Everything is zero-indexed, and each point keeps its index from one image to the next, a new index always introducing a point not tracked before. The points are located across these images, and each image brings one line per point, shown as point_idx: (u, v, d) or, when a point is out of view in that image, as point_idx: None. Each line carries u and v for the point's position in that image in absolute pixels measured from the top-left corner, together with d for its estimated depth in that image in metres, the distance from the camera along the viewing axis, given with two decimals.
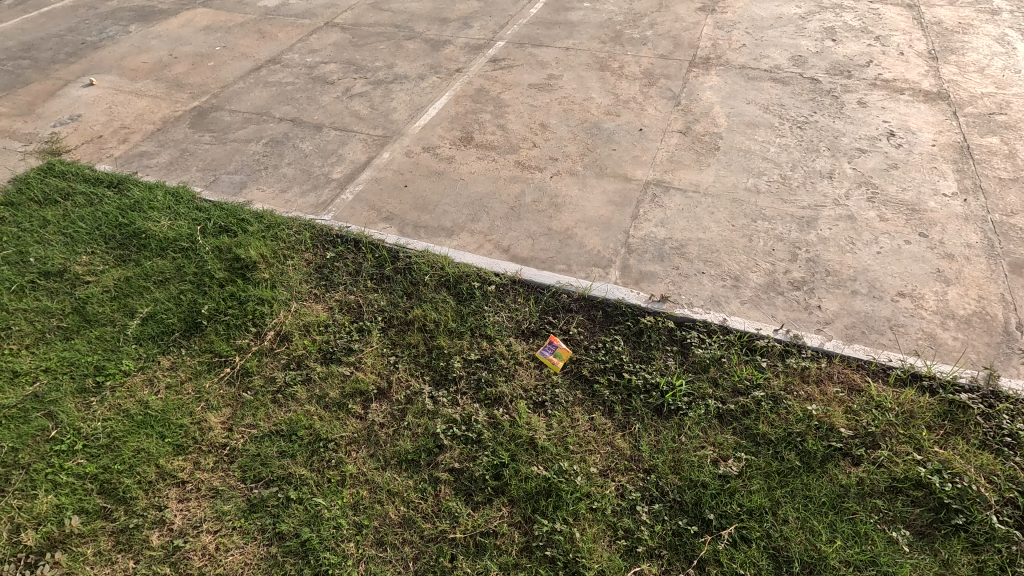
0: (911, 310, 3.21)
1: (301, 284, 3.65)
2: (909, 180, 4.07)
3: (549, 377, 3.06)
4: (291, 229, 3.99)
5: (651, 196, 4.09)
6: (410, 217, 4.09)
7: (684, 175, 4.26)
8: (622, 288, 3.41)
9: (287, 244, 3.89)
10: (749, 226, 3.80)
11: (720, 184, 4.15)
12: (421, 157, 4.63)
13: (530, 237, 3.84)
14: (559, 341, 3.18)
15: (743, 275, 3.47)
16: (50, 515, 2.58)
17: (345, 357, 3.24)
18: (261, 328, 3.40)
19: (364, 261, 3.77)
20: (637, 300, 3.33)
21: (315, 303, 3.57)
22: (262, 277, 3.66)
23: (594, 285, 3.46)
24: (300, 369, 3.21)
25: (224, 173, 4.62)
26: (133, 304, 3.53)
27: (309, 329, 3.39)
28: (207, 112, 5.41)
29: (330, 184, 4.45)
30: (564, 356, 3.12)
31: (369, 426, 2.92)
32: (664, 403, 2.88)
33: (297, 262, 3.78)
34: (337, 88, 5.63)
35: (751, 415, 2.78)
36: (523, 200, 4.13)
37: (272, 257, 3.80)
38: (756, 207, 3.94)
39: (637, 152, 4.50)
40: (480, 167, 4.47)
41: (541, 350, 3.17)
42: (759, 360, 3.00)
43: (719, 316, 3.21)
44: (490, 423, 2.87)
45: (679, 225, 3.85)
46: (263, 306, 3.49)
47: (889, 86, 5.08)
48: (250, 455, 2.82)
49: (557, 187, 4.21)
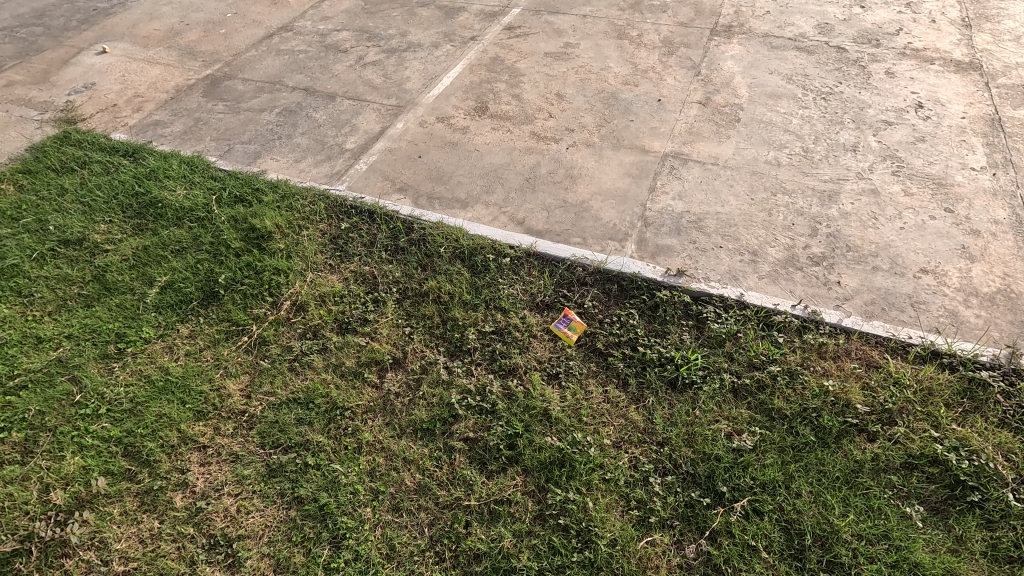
0: (933, 287, 3.15)
1: (316, 254, 3.66)
2: (936, 154, 3.96)
3: (563, 350, 3.08)
4: (306, 199, 3.99)
5: (669, 168, 4.01)
6: (424, 188, 4.06)
7: (704, 146, 4.16)
8: (637, 262, 3.39)
9: (302, 214, 3.90)
10: (769, 200, 3.72)
11: (740, 156, 4.06)
12: (436, 127, 4.58)
13: (544, 209, 3.80)
14: (573, 316, 3.19)
15: (761, 250, 3.42)
16: (77, 476, 2.66)
17: (361, 328, 3.25)
18: (277, 298, 3.42)
19: (378, 233, 3.77)
20: (653, 274, 3.32)
21: (330, 273, 3.58)
22: (278, 247, 3.67)
23: (610, 258, 3.45)
24: (316, 338, 3.23)
25: (237, 142, 4.61)
26: (152, 272, 3.57)
27: (324, 299, 3.41)
28: (219, 80, 5.36)
29: (344, 155, 4.41)
30: (579, 328, 3.14)
31: (385, 395, 2.95)
32: (679, 377, 2.89)
33: (312, 232, 3.79)
34: (349, 57, 5.54)
35: (767, 390, 2.77)
36: (538, 171, 4.09)
37: (287, 227, 3.81)
38: (776, 180, 3.86)
39: (655, 123, 4.40)
40: (495, 137, 4.42)
41: (554, 323, 3.19)
42: (776, 335, 2.98)
43: (736, 291, 3.19)
44: (504, 394, 2.90)
45: (697, 198, 3.78)
46: (279, 277, 3.51)
47: (919, 55, 4.90)
48: (268, 422, 2.87)
49: (573, 159, 4.15)
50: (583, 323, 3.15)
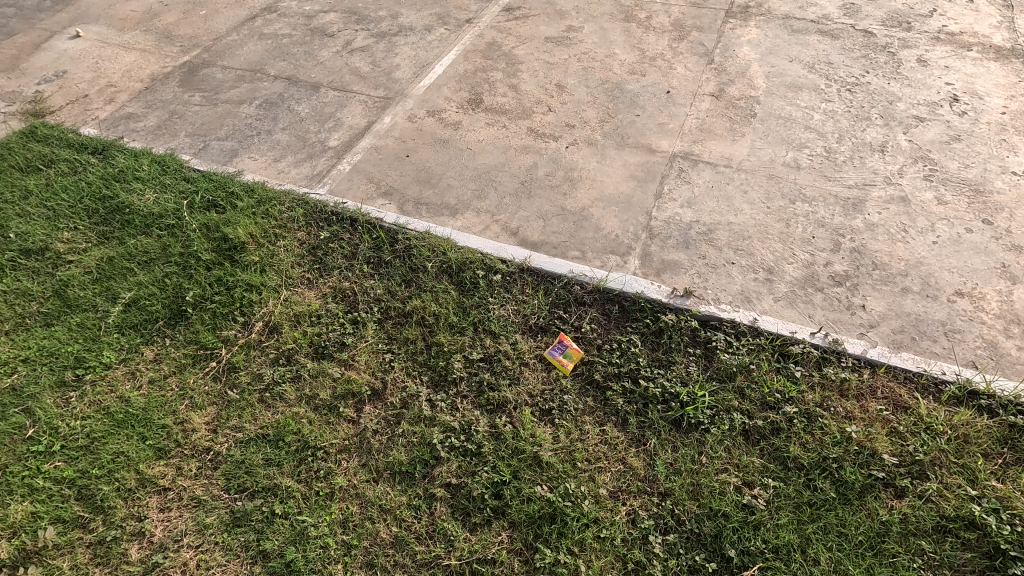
0: (969, 313, 2.84)
1: (292, 268, 3.38)
2: (973, 155, 3.59)
3: (557, 382, 2.82)
4: (283, 205, 3.70)
5: (677, 170, 3.67)
6: (411, 191, 3.74)
7: (716, 146, 3.81)
8: (641, 281, 3.09)
9: (278, 221, 3.61)
10: (787, 209, 3.38)
11: (755, 157, 3.71)
12: (426, 122, 4.23)
13: (540, 218, 3.49)
14: (569, 343, 2.93)
15: (778, 267, 3.10)
16: (25, 524, 2.45)
17: (338, 353, 2.99)
18: (249, 318, 3.16)
19: (360, 244, 3.48)
20: (658, 295, 3.02)
21: (307, 289, 3.31)
22: (251, 260, 3.39)
23: (611, 275, 3.15)
24: (289, 364, 2.98)
25: (213, 139, 4.29)
26: (116, 288, 3.31)
27: (300, 319, 3.15)
28: (197, 68, 5.01)
29: (326, 153, 4.09)
30: (575, 356, 2.89)
31: (361, 432, 2.70)
32: (684, 416, 2.62)
33: (289, 242, 3.50)
34: (336, 42, 5.17)
35: (782, 434, 2.50)
36: (535, 173, 3.76)
37: (262, 237, 3.52)
38: (796, 185, 3.51)
39: (663, 118, 4.04)
40: (489, 134, 4.07)
41: (548, 351, 2.93)
42: (793, 369, 2.70)
43: (748, 316, 2.90)
44: (491, 433, 2.65)
45: (708, 206, 3.45)
46: (252, 294, 3.24)
47: (955, 40, 4.47)
48: (234, 461, 2.64)
49: (573, 160, 3.81)
50: (579, 351, 2.90)
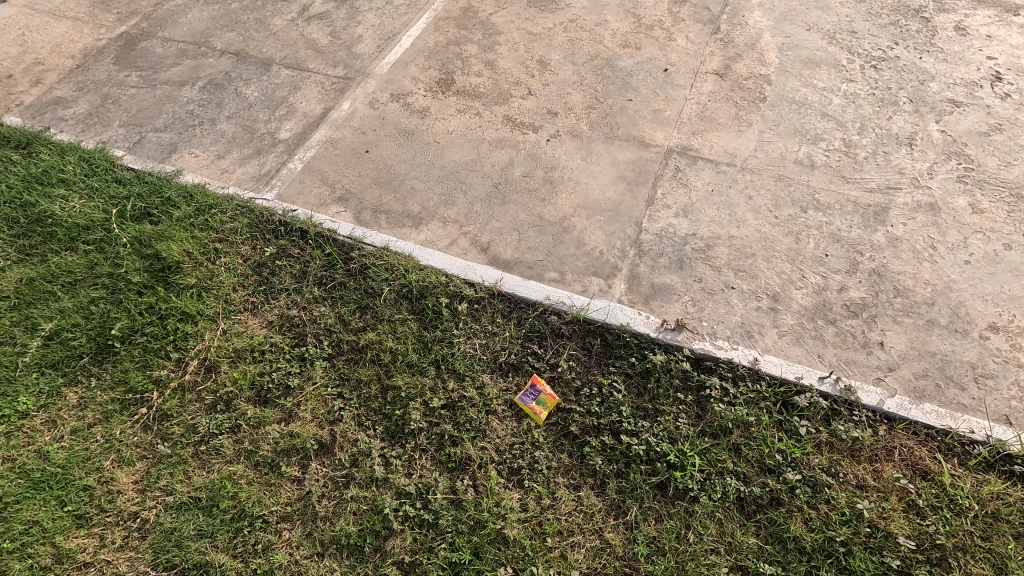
0: (1004, 352, 2.46)
1: (234, 291, 3.00)
2: (1016, 150, 3.10)
3: (528, 434, 2.48)
4: (225, 213, 3.26)
5: (673, 170, 3.20)
6: (370, 196, 3.29)
7: (718, 139, 3.32)
8: (627, 311, 2.70)
9: (219, 234, 3.19)
10: (797, 219, 2.94)
11: (763, 153, 3.23)
12: (389, 108, 3.72)
13: (515, 230, 3.06)
14: (542, 387, 2.57)
15: (784, 294, 2.70)
16: None
17: (282, 398, 2.65)
18: (183, 354, 2.80)
19: (311, 261, 3.07)
20: (645, 328, 2.64)
21: (251, 317, 2.94)
22: (187, 282, 3.00)
23: (592, 303, 2.75)
24: (228, 411, 2.65)
25: (150, 130, 3.79)
26: (35, 316, 2.93)
27: (241, 355, 2.79)
28: (135, 41, 4.43)
29: (276, 147, 3.61)
30: (549, 403, 2.53)
31: (306, 496, 2.40)
32: (670, 480, 2.30)
33: (231, 260, 3.10)
34: (291, 7, 4.55)
35: (782, 506, 2.18)
36: (510, 173, 3.29)
37: (201, 254, 3.11)
38: (808, 189, 3.05)
39: (659, 103, 3.52)
40: (460, 123, 3.57)
41: (519, 397, 2.57)
42: (797, 423, 2.35)
43: (748, 355, 2.53)
44: (451, 500, 2.34)
45: (707, 215, 3.00)
46: (187, 325, 2.87)
47: (999, 2, 3.87)
48: (163, 532, 2.35)
49: (554, 156, 3.34)
50: (555, 397, 2.54)
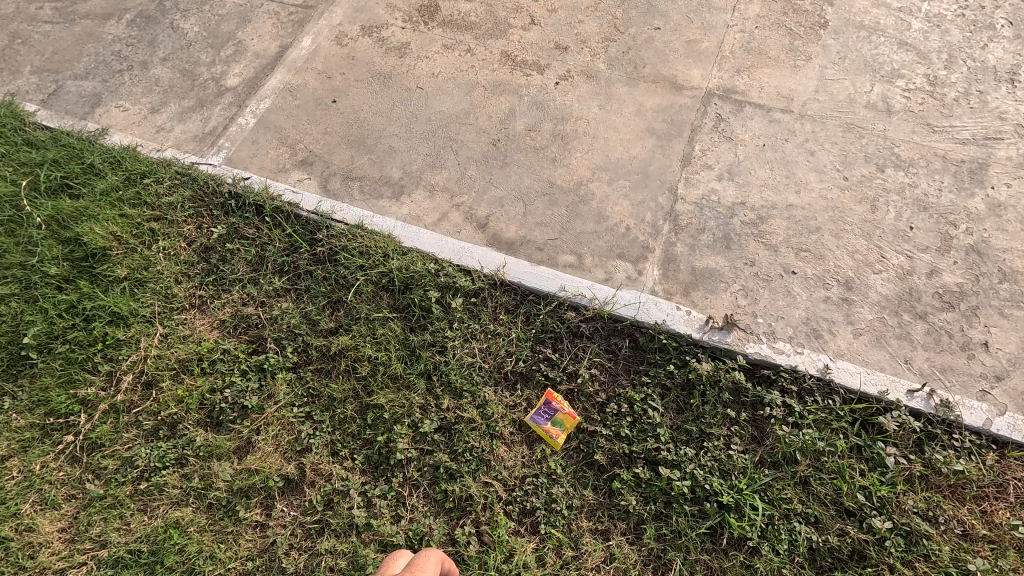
0: None
1: (176, 284, 2.43)
2: None
3: (542, 466, 2.01)
4: (162, 184, 2.64)
5: (715, 120, 2.57)
6: (339, 159, 2.66)
7: (770, 77, 2.65)
8: (663, 305, 2.16)
9: (155, 211, 2.58)
10: (873, 182, 2.35)
11: (827, 95, 2.58)
12: (359, 43, 3.01)
13: (519, 201, 2.46)
14: (559, 405, 2.07)
15: (859, 281, 2.16)
16: None
17: (239, 422, 2.15)
18: (115, 366, 2.27)
19: (269, 245, 2.49)
20: (687, 328, 2.11)
21: (198, 316, 2.39)
22: (117, 274, 2.43)
23: (620, 295, 2.20)
24: (173, 438, 2.15)
25: (67, 77, 3.08)
26: None
27: (187, 367, 2.27)
28: None
29: (221, 96, 2.92)
30: (568, 424, 2.05)
31: (272, 547, 1.96)
32: (723, 527, 1.87)
33: (171, 244, 2.51)
34: None
35: (867, 563, 1.77)
36: (511, 126, 2.65)
37: (133, 237, 2.52)
38: (886, 141, 2.43)
39: (694, 31, 2.82)
40: (447, 62, 2.88)
41: (531, 417, 2.09)
42: (883, 451, 1.87)
43: (817, 363, 2.02)
44: (452, 552, 1.90)
45: (759, 178, 2.41)
46: (118, 329, 2.32)
47: None
48: None
49: (566, 104, 2.69)
50: (574, 416, 2.05)
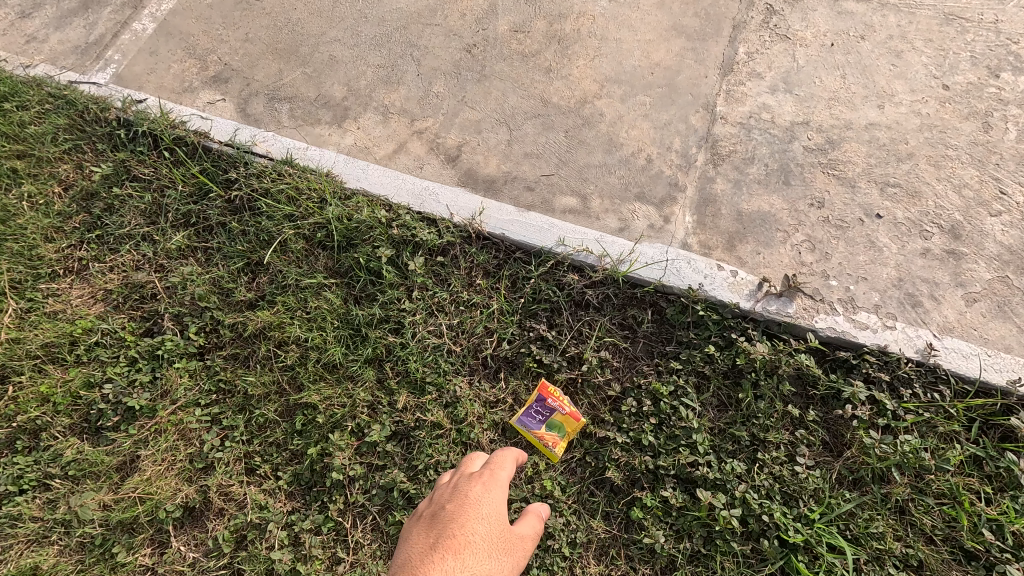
0: None
1: (44, 243, 1.82)
2: None
3: (534, 486, 1.47)
4: (28, 109, 1.99)
5: (764, 13, 1.91)
6: (264, 74, 2.01)
7: None
8: (698, 264, 1.58)
9: (18, 145, 1.94)
10: (983, 92, 1.72)
11: None
12: None
13: (502, 125, 1.83)
14: (557, 402, 1.50)
15: (969, 228, 1.57)
16: None
17: (123, 429, 1.58)
18: None
19: (169, 188, 1.86)
20: (732, 295, 1.53)
21: (73, 285, 1.79)
22: None
23: (638, 250, 1.62)
24: (32, 452, 1.58)
25: None
26: None
27: (55, 355, 1.68)
28: None
29: None
30: (570, 429, 1.49)
31: None
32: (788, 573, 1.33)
33: (38, 189, 1.88)
34: None
35: None
36: (491, 26, 1.99)
37: None
38: (999, 36, 1.79)
39: None
40: None
41: (517, 419, 1.52)
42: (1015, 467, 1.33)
43: (918, 341, 1.44)
44: None
45: (826, 90, 1.78)
46: None
47: None
48: None
49: None
50: (579, 418, 1.49)
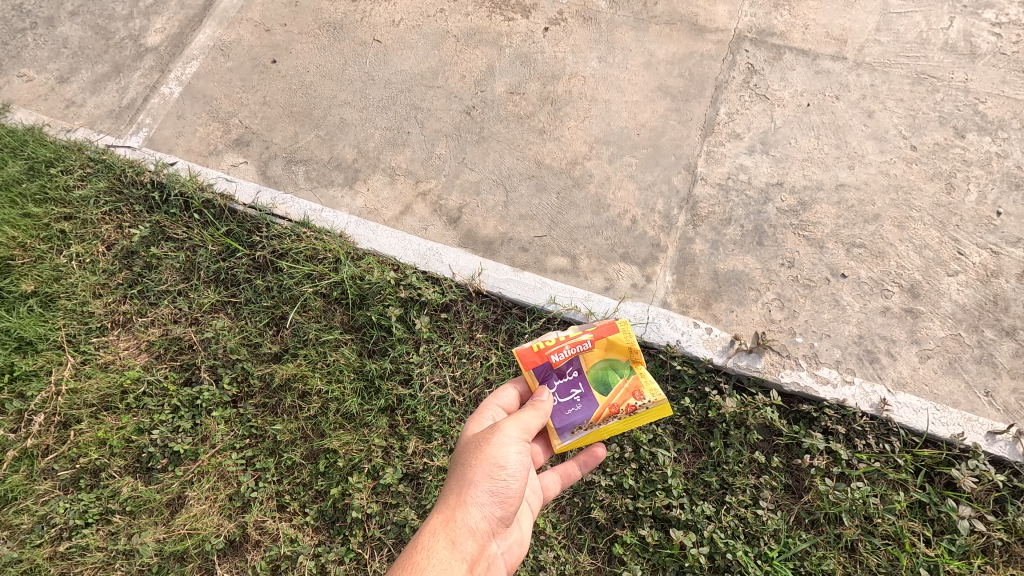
0: None
1: (96, 298, 2.05)
2: None
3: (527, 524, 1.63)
4: (74, 173, 2.20)
5: (744, 72, 2.03)
6: (282, 137, 2.19)
7: (814, 14, 2.10)
8: (677, 321, 1.73)
9: (65, 207, 2.16)
10: (949, 150, 1.84)
11: (890, 36, 2.02)
12: None
13: (499, 187, 1.99)
14: (563, 351, 1.41)
15: (926, 284, 1.70)
16: None
17: (171, 470, 1.83)
18: (26, 404, 1.92)
19: (201, 247, 2.07)
20: (707, 351, 1.68)
21: (122, 337, 2.01)
22: (24, 291, 2.04)
23: (622, 307, 1.77)
24: (95, 488, 1.83)
25: None
26: None
27: (109, 402, 1.91)
28: None
29: (142, 60, 2.42)
30: (614, 345, 1.42)
31: None
32: None
33: (86, 248, 2.10)
34: None
35: None
36: (489, 88, 2.14)
37: (40, 242, 2.11)
38: (967, 95, 1.90)
39: None
40: (410, 8, 2.32)
41: (568, 417, 1.42)
42: (951, 509, 1.48)
43: (871, 396, 1.60)
44: None
45: (801, 150, 1.90)
46: (27, 358, 1.96)
47: None
48: None
49: (555, 57, 2.15)
50: (604, 333, 1.41)
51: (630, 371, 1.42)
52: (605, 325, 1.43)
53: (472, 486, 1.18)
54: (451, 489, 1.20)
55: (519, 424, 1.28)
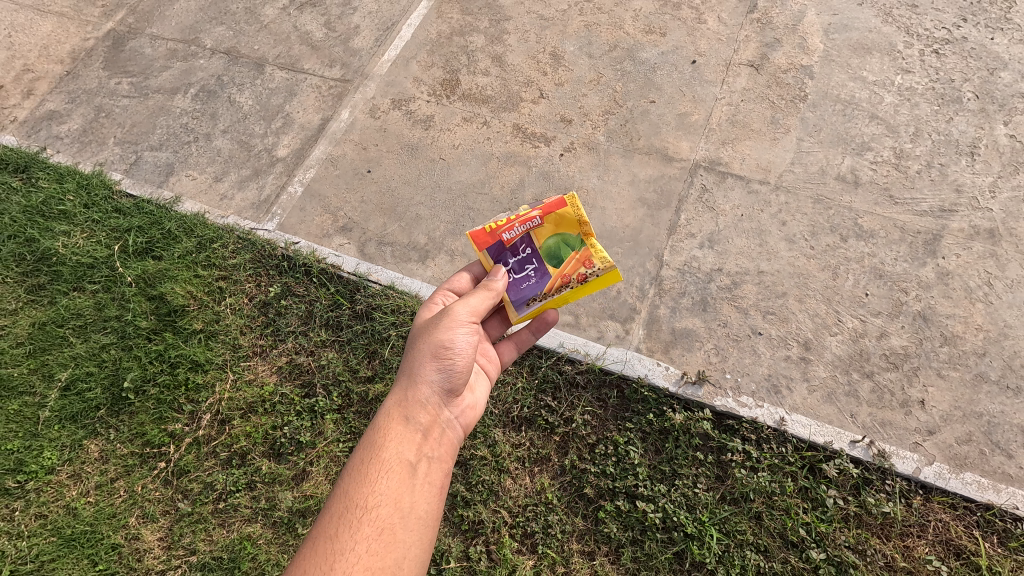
0: None
1: (242, 335, 2.94)
2: None
3: (541, 495, 2.41)
4: (228, 247, 3.15)
5: (699, 190, 2.93)
6: (374, 226, 3.12)
7: (749, 150, 3.00)
8: (644, 361, 2.55)
9: (222, 271, 3.09)
10: (837, 249, 2.69)
11: (801, 168, 2.91)
12: (391, 117, 3.44)
13: None
14: (516, 229, 2.01)
15: (816, 341, 2.51)
16: None
17: (296, 455, 2.65)
18: (196, 407, 2.78)
19: (317, 301, 2.96)
20: (664, 381, 2.50)
21: (259, 362, 2.88)
22: (195, 328, 2.93)
23: (608, 351, 2.60)
24: (243, 465, 2.66)
25: (146, 149, 3.59)
26: (52, 365, 2.89)
27: (252, 407, 2.77)
28: (123, 40, 4.05)
29: (274, 167, 3.41)
30: (561, 213, 2.00)
31: None
32: (687, 550, 2.24)
33: (236, 300, 3.02)
34: None
35: None
36: (521, 196, 3.06)
37: (205, 294, 3.03)
38: (851, 212, 2.76)
39: (685, 106, 3.18)
40: (466, 137, 3.29)
41: (531, 286, 2.07)
42: (823, 491, 2.24)
43: (774, 415, 2.38)
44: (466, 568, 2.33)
45: (736, 246, 2.76)
46: (197, 375, 2.83)
47: None
48: None
49: (568, 174, 3.08)
50: (554, 204, 1.99)
51: (578, 231, 2.00)
52: (553, 203, 2.01)
53: (420, 377, 1.80)
54: (409, 377, 1.82)
55: (468, 307, 1.90)
